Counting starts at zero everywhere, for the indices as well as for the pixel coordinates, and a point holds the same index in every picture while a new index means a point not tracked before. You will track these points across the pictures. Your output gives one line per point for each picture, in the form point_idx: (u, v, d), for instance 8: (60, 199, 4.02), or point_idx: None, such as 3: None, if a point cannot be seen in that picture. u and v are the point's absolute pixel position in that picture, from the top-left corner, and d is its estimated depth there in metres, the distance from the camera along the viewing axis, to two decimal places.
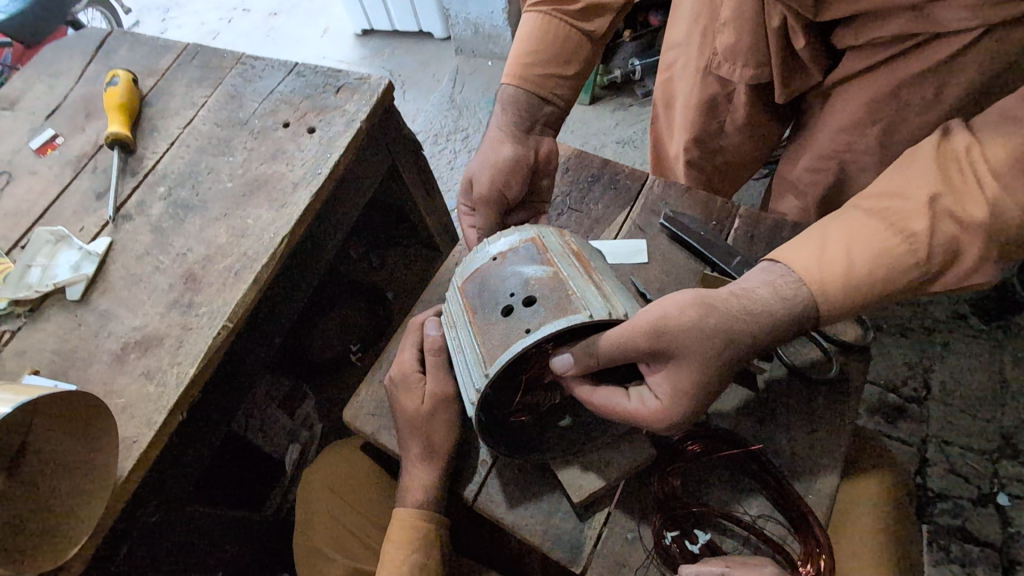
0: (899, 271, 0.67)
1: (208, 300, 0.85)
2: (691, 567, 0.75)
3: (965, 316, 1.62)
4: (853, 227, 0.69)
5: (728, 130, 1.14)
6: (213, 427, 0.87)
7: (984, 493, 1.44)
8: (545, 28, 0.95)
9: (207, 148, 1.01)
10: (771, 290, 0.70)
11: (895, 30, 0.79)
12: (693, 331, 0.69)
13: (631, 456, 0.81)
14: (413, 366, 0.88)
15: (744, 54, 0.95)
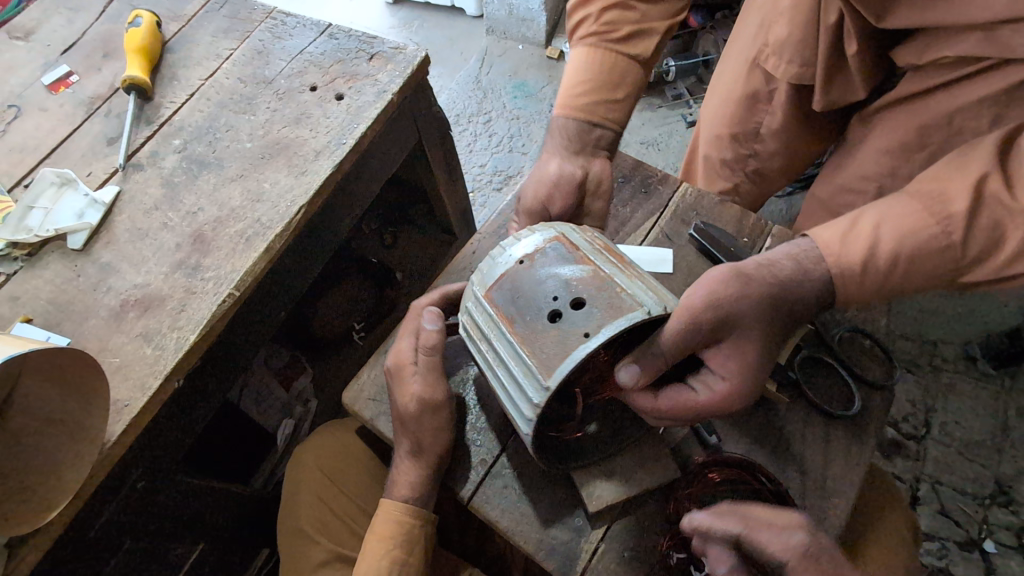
0: (931, 252, 0.69)
1: (215, 265, 0.81)
2: (702, 521, 0.69)
3: (974, 358, 1.58)
4: (883, 206, 0.73)
5: (767, 135, 1.11)
6: (208, 398, 0.83)
7: (972, 537, 1.42)
8: (592, 60, 0.98)
9: (228, 104, 0.96)
10: (795, 262, 0.74)
11: (961, 50, 0.75)
12: (740, 298, 0.71)
13: (662, 475, 0.78)
14: (410, 358, 0.82)
15: (793, 48, 0.92)
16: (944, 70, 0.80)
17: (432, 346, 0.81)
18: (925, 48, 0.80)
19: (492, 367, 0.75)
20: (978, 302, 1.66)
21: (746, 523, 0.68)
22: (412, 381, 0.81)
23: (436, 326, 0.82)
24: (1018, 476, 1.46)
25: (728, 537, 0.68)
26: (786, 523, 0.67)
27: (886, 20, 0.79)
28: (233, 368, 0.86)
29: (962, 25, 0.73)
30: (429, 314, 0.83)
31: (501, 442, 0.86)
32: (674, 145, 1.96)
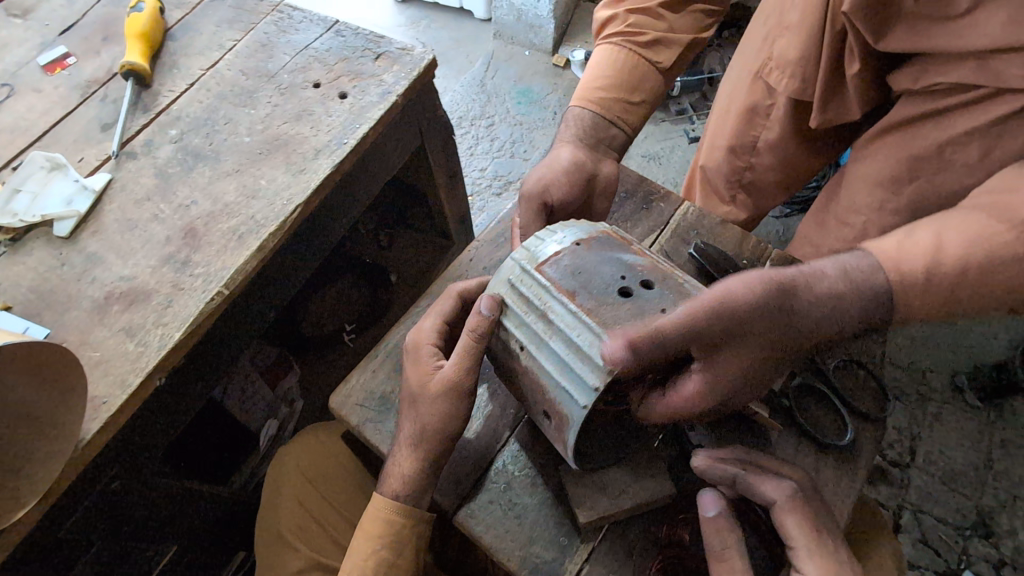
0: (1003, 265, 0.65)
1: (205, 262, 0.79)
2: (705, 460, 0.77)
3: (962, 389, 1.59)
4: (943, 217, 0.70)
5: (763, 149, 1.11)
6: (191, 398, 0.81)
7: (951, 567, 1.42)
8: (616, 58, 1.00)
9: (228, 96, 0.94)
10: (841, 271, 0.69)
11: (958, 79, 0.75)
12: (759, 304, 0.66)
13: (655, 486, 0.78)
14: (431, 337, 0.82)
15: (793, 65, 0.92)
16: (938, 97, 0.80)
17: (478, 334, 0.75)
18: (921, 73, 0.80)
19: (541, 341, 0.71)
20: (967, 333, 1.67)
21: (747, 466, 0.76)
22: (438, 366, 0.79)
23: (491, 316, 0.74)
24: (1001, 509, 1.46)
25: (726, 476, 0.76)
26: (784, 473, 0.76)
27: (883, 41, 0.78)
28: (218, 367, 0.84)
29: (960, 54, 0.74)
30: (486, 297, 0.75)
31: (490, 454, 0.85)
32: (676, 160, 1.95)
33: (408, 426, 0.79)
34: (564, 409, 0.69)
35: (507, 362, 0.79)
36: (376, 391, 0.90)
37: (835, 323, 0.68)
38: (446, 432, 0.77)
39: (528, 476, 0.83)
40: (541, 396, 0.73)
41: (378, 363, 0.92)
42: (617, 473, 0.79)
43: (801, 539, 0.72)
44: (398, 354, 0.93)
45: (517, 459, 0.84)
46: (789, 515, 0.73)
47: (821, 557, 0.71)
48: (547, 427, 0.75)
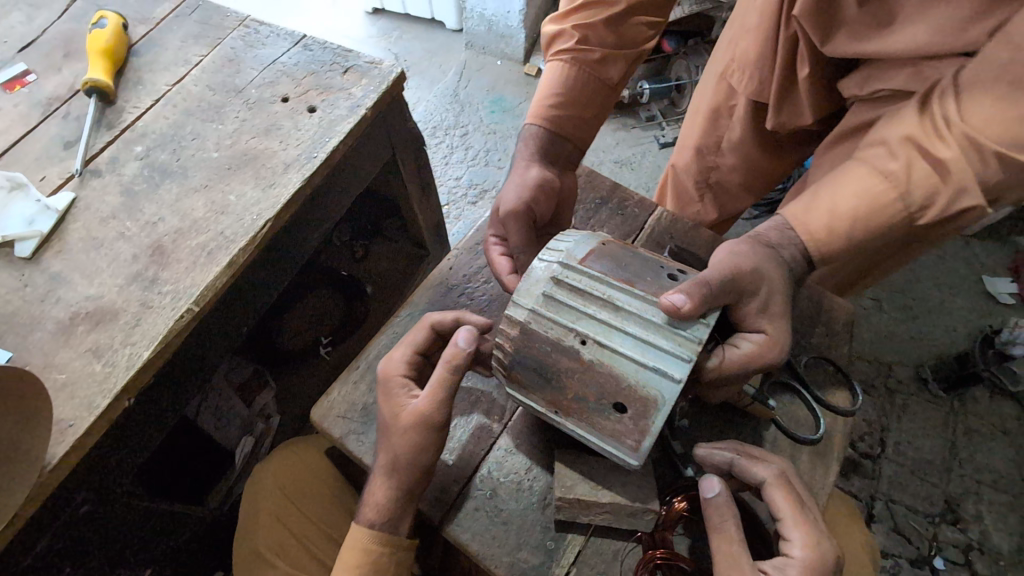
0: (884, 203, 0.74)
1: (174, 279, 0.78)
2: (705, 448, 0.81)
3: (926, 381, 1.65)
4: (834, 177, 0.79)
5: (727, 148, 1.16)
6: (162, 419, 0.80)
7: (922, 554, 1.47)
8: (568, 75, 1.03)
9: (196, 112, 0.94)
10: (778, 233, 0.82)
11: (896, 82, 0.81)
12: (761, 256, 0.78)
13: (641, 495, 0.77)
14: (398, 368, 0.82)
15: (752, 66, 0.97)
16: (882, 102, 0.86)
17: (456, 365, 0.78)
18: (866, 79, 0.85)
19: (609, 330, 0.73)
20: (928, 326, 1.74)
21: (740, 451, 0.79)
22: (410, 399, 0.80)
23: (466, 347, 0.78)
24: (967, 496, 1.52)
25: (723, 462, 0.79)
26: (771, 458, 0.79)
27: (830, 44, 0.84)
28: (192, 385, 0.83)
29: (899, 60, 0.80)
30: (463, 330, 0.79)
31: (474, 462, 0.85)
32: (648, 165, 2.00)
33: (381, 457, 0.79)
34: (649, 391, 0.70)
35: (544, 364, 0.74)
36: (357, 403, 0.90)
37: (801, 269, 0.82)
38: (427, 441, 0.77)
39: (513, 481, 0.84)
40: (611, 387, 0.71)
41: (359, 375, 0.92)
42: (601, 472, 0.79)
43: (788, 512, 0.73)
44: (379, 365, 0.93)
45: (501, 466, 0.85)
46: (776, 491, 0.74)
47: (804, 528, 0.72)
48: (612, 422, 0.71)
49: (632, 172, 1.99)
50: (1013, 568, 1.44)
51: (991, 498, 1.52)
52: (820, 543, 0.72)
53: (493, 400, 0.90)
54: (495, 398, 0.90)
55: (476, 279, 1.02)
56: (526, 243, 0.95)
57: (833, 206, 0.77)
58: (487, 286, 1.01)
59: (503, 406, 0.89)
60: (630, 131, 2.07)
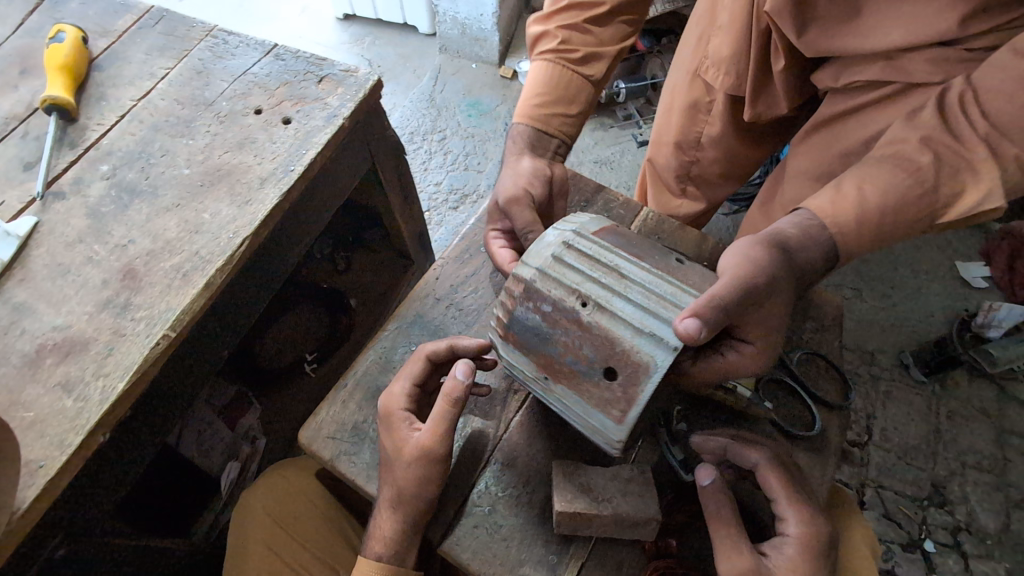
0: (911, 200, 0.76)
1: (147, 304, 0.74)
2: (699, 434, 0.81)
3: (908, 366, 1.68)
4: (861, 170, 0.79)
5: (707, 143, 1.16)
6: (144, 450, 0.77)
7: (914, 538, 1.49)
8: (551, 73, 1.04)
9: (164, 127, 0.90)
10: (801, 232, 0.80)
11: (870, 74, 0.87)
12: (780, 263, 0.76)
13: (641, 508, 0.76)
14: (403, 404, 0.81)
15: (727, 62, 1.01)
16: (858, 93, 0.91)
17: (454, 399, 0.77)
18: (840, 71, 0.91)
19: (611, 296, 0.74)
20: (908, 312, 1.77)
21: (735, 436, 0.80)
22: (412, 432, 0.78)
23: (466, 380, 0.77)
24: (952, 477, 1.55)
25: (717, 445, 0.80)
26: (765, 441, 0.80)
27: (805, 37, 0.88)
28: (172, 413, 0.80)
29: (873, 54, 0.86)
30: (462, 363, 0.78)
31: (471, 476, 0.83)
32: (627, 164, 2.00)
33: (387, 491, 0.78)
34: (642, 356, 0.71)
35: (542, 325, 0.75)
36: (348, 423, 0.87)
37: (815, 270, 0.80)
38: (437, 465, 0.76)
39: (511, 495, 0.82)
40: (604, 352, 0.72)
41: (348, 394, 0.89)
42: (602, 484, 0.78)
43: (782, 492, 0.74)
44: (367, 382, 0.90)
45: (500, 479, 0.83)
46: (770, 473, 0.75)
47: (796, 505, 0.73)
48: (602, 388, 0.72)
49: (612, 171, 1.99)
50: (1000, 546, 1.48)
51: (975, 479, 1.55)
52: (813, 521, 0.72)
53: (492, 397, 0.89)
54: (492, 398, 0.89)
55: (463, 289, 0.99)
56: (532, 221, 0.93)
57: (861, 196, 0.78)
58: (474, 296, 0.99)
59: (497, 414, 0.88)
60: (609, 130, 2.07)
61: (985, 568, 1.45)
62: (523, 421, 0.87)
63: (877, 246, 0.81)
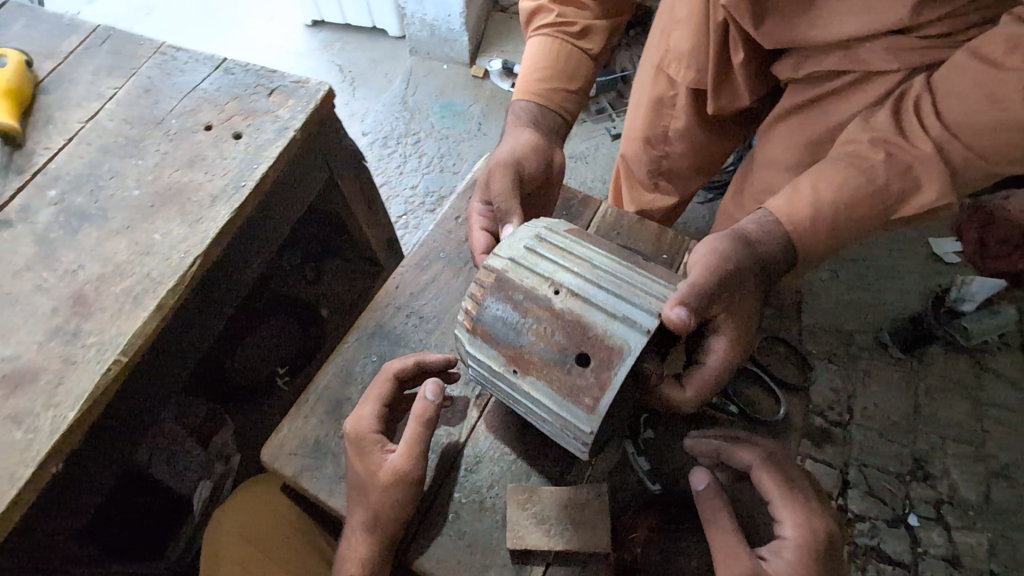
0: (864, 198, 0.79)
1: (98, 329, 0.73)
2: (695, 437, 0.83)
3: (885, 345, 1.70)
4: (816, 169, 0.83)
5: (674, 137, 1.17)
6: (103, 473, 0.77)
7: (898, 513, 1.51)
8: (551, 48, 1.05)
9: (113, 148, 0.89)
10: (760, 228, 0.85)
11: (828, 64, 0.89)
12: (742, 261, 0.81)
13: (592, 539, 0.79)
14: (370, 425, 0.81)
15: (688, 57, 1.01)
16: (815, 84, 0.94)
17: (426, 420, 0.80)
18: (799, 62, 0.93)
19: (583, 284, 0.74)
20: (883, 291, 1.80)
21: (727, 438, 0.81)
22: (386, 455, 0.79)
23: (436, 400, 0.80)
24: (933, 453, 1.57)
25: (710, 449, 0.81)
26: (759, 441, 0.79)
27: (762, 29, 0.90)
28: (131, 436, 0.79)
29: (829, 46, 0.88)
30: (429, 383, 0.81)
31: (437, 486, 0.85)
32: (600, 159, 2.00)
33: (358, 513, 0.78)
34: (616, 340, 0.70)
35: (514, 314, 0.74)
36: (309, 438, 0.89)
37: (774, 266, 0.84)
38: (410, 486, 0.78)
39: (475, 501, 0.84)
40: (578, 338, 0.71)
41: (309, 410, 0.91)
42: (554, 511, 0.81)
43: (776, 493, 0.74)
44: (328, 396, 0.93)
45: (465, 489, 0.85)
46: (762, 474, 0.75)
47: (790, 507, 0.72)
48: (574, 374, 0.70)
49: (585, 165, 1.99)
50: (982, 516, 1.50)
51: (955, 452, 1.57)
52: (796, 510, 0.72)
53: (454, 405, 0.91)
54: (455, 404, 0.91)
55: (423, 296, 1.02)
56: (505, 192, 0.94)
57: (815, 194, 0.82)
58: (434, 301, 1.01)
59: (461, 420, 0.90)
60: (581, 125, 2.07)
61: (969, 539, 1.48)
62: (488, 425, 0.90)
63: (834, 243, 0.85)
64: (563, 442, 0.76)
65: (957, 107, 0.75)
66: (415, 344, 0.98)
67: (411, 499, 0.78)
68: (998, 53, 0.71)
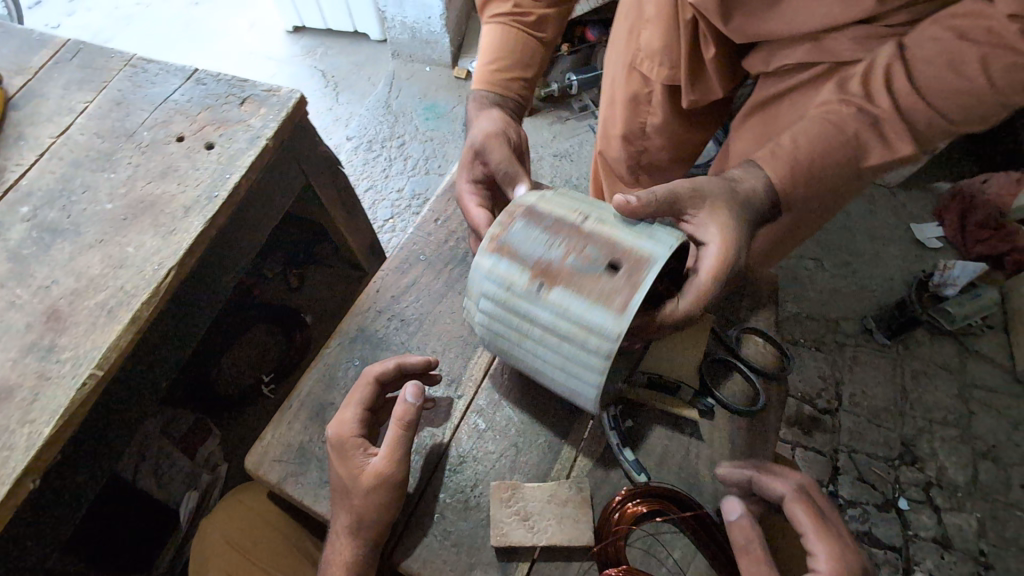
0: (838, 148, 0.79)
1: (72, 344, 0.73)
2: (726, 465, 0.83)
3: (871, 331, 1.71)
4: (796, 130, 0.81)
5: (652, 133, 1.17)
6: (84, 486, 0.77)
7: (888, 498, 1.51)
8: (506, 37, 1.03)
9: (85, 162, 0.89)
10: (745, 173, 0.83)
11: (797, 55, 0.90)
12: (729, 192, 0.79)
13: (575, 533, 0.80)
14: (352, 430, 0.81)
15: (660, 53, 1.02)
16: (786, 76, 0.94)
17: (407, 423, 0.79)
18: (769, 56, 0.93)
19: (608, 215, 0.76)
20: (867, 277, 1.81)
21: (760, 468, 0.80)
22: (368, 458, 0.79)
23: (416, 402, 0.80)
24: (921, 436, 1.58)
25: (742, 479, 0.80)
26: (790, 472, 0.79)
27: (732, 22, 0.89)
28: (111, 449, 0.79)
29: (797, 38, 0.88)
30: (410, 385, 0.81)
31: (421, 487, 0.86)
32: (584, 156, 2.01)
33: (342, 518, 0.78)
34: (645, 250, 0.70)
35: (543, 233, 0.74)
36: (293, 444, 0.89)
37: (763, 205, 0.82)
38: (393, 490, 0.78)
39: (460, 500, 0.85)
40: (607, 249, 0.71)
41: (292, 416, 0.91)
42: (538, 507, 0.81)
43: (809, 525, 0.72)
44: (311, 402, 0.93)
45: (450, 489, 0.86)
46: (796, 505, 0.74)
47: (825, 540, 0.71)
48: (607, 279, 0.69)
49: (569, 163, 2.00)
50: (971, 497, 1.51)
51: (943, 434, 1.58)
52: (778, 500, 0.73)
53: (436, 407, 0.92)
54: (437, 405, 0.92)
55: (404, 298, 1.02)
56: (508, 157, 0.93)
57: (794, 149, 0.81)
58: (415, 304, 1.02)
59: (444, 420, 0.91)
60: (564, 123, 2.08)
61: (959, 520, 1.48)
62: (470, 425, 0.90)
63: (812, 193, 0.84)
64: (582, 366, 0.73)
65: (925, 80, 0.75)
66: (397, 347, 0.98)
67: (396, 501, 0.78)
68: (958, 39, 0.72)
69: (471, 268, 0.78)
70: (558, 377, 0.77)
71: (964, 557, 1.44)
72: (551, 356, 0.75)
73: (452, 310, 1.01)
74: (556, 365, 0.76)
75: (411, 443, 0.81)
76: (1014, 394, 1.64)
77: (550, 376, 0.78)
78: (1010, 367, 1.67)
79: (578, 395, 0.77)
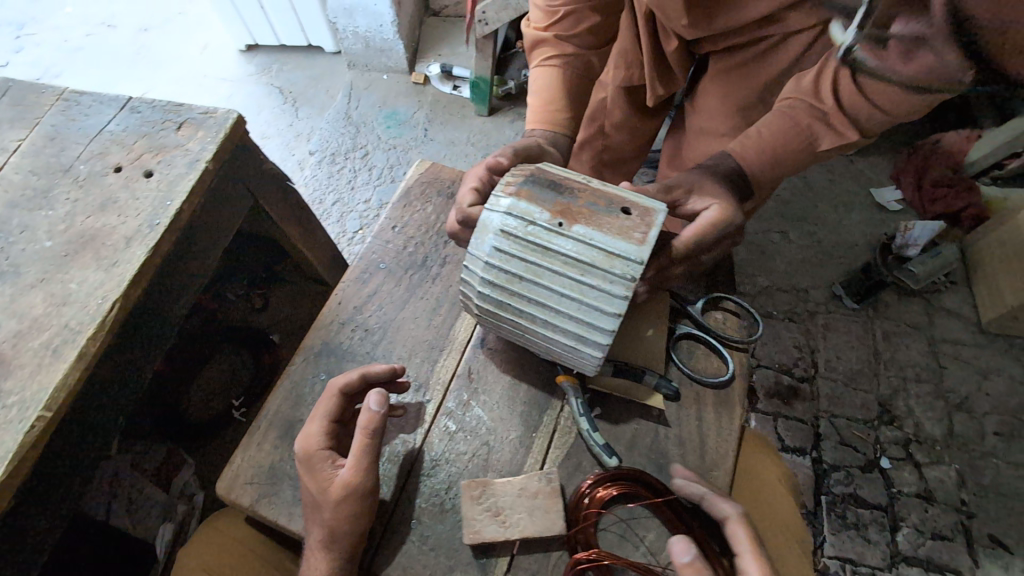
0: (792, 139, 0.86)
1: (18, 387, 0.72)
2: (681, 478, 0.81)
3: (839, 296, 1.75)
4: (764, 119, 0.88)
5: (611, 132, 1.19)
6: (46, 530, 0.76)
7: (870, 458, 1.53)
8: (562, 80, 1.04)
9: (20, 202, 0.87)
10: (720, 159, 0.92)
11: (747, 33, 0.91)
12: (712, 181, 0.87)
13: (547, 523, 0.80)
14: (319, 443, 0.81)
15: (620, 54, 1.06)
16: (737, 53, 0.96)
17: (372, 431, 0.79)
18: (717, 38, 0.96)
19: None
20: (831, 244, 1.85)
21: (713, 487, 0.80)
22: (336, 470, 0.79)
23: (380, 410, 0.80)
24: (897, 394, 1.61)
25: (694, 495, 0.79)
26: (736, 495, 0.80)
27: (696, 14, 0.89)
28: (71, 490, 0.78)
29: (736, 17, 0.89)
30: (373, 392, 0.80)
31: (393, 496, 0.85)
32: None
33: (314, 534, 0.78)
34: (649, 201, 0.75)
35: (558, 181, 0.77)
36: (263, 465, 0.89)
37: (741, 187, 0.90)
38: (363, 501, 0.77)
39: (437, 504, 0.85)
40: (619, 195, 0.74)
41: (261, 436, 0.91)
42: (509, 500, 0.82)
43: (747, 547, 0.73)
44: (280, 421, 0.92)
45: (425, 493, 0.86)
46: (739, 529, 0.75)
47: (760, 563, 0.72)
48: (623, 218, 0.72)
49: None
50: (948, 449, 1.54)
51: (917, 391, 1.62)
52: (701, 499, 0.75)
53: (406, 414, 0.91)
54: (408, 412, 0.92)
55: (367, 308, 1.02)
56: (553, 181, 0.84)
57: (759, 137, 0.88)
58: (378, 313, 1.01)
59: (414, 426, 0.91)
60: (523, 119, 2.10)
61: (938, 473, 1.51)
62: (439, 429, 0.90)
63: (778, 174, 0.91)
64: (601, 299, 0.72)
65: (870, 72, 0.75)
66: (363, 358, 0.98)
67: (366, 511, 0.78)
68: None
69: (485, 209, 0.77)
70: (571, 319, 0.75)
71: (947, 508, 1.47)
72: (567, 293, 0.74)
73: (416, 314, 1.01)
74: (571, 305, 0.74)
75: (378, 451, 0.80)
76: (979, 344, 1.69)
77: (562, 319, 0.76)
78: (975, 319, 1.72)
79: (593, 336, 0.74)
